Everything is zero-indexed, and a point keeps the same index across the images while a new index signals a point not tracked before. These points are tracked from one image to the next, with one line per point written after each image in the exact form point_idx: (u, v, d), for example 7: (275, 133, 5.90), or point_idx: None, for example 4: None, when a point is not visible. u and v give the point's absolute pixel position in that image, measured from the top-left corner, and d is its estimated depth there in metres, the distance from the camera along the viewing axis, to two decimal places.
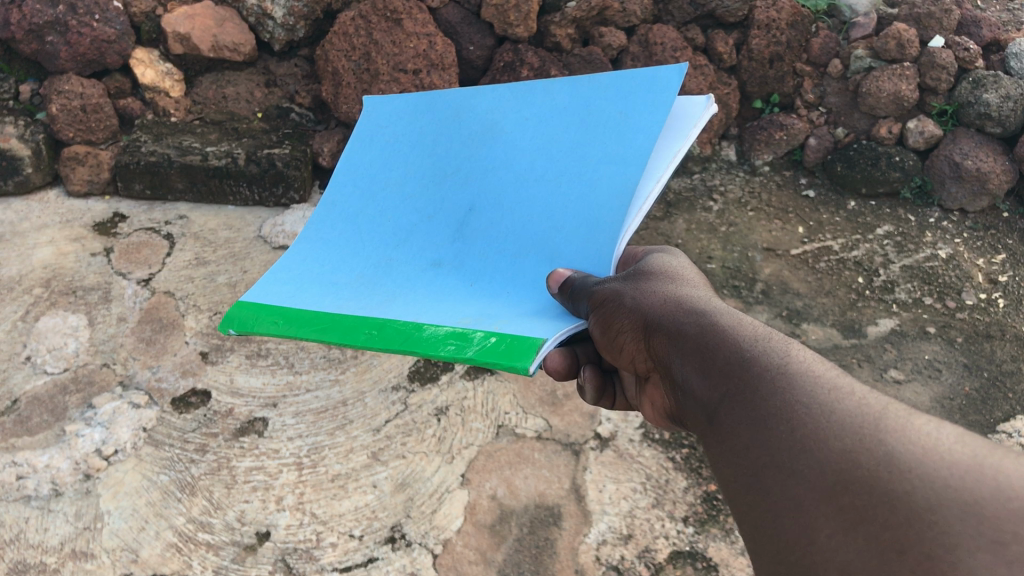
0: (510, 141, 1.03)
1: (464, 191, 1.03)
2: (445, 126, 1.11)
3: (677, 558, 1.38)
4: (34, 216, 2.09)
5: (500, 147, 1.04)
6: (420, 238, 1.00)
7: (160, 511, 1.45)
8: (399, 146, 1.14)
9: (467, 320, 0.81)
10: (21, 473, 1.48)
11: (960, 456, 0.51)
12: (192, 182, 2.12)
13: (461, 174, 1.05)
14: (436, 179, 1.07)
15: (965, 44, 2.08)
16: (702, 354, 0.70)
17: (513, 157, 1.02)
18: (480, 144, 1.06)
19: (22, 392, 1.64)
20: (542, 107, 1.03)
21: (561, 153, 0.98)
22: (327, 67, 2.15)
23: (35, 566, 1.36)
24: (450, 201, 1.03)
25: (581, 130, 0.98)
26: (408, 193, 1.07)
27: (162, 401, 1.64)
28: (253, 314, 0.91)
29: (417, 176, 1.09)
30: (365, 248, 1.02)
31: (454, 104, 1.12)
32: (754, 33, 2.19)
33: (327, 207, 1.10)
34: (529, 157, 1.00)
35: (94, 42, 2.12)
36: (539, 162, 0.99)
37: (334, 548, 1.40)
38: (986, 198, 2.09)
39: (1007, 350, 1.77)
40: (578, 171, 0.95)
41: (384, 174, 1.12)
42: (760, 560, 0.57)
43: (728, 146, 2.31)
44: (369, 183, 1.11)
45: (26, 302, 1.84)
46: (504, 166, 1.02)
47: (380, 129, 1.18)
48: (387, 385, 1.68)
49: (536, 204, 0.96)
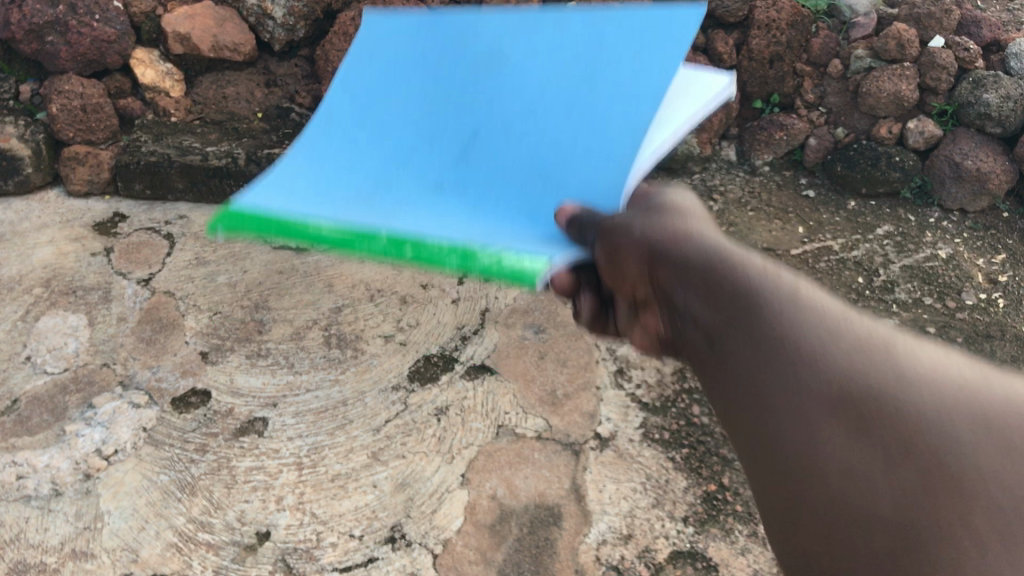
0: (531, 69, 0.89)
1: (470, 116, 0.88)
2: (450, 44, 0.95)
3: (677, 558, 1.38)
4: (34, 216, 2.09)
5: (510, 77, 0.90)
6: (418, 163, 0.86)
7: (160, 511, 1.45)
8: (395, 63, 0.97)
9: (480, 240, 0.70)
10: (21, 473, 1.49)
11: (961, 375, 0.55)
12: (192, 181, 2.11)
13: (469, 101, 0.90)
14: (441, 102, 0.91)
15: (965, 44, 2.08)
16: (708, 280, 0.66)
17: (530, 87, 0.89)
18: (491, 71, 0.91)
19: (22, 392, 1.65)
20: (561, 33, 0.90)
21: (580, 89, 0.85)
22: (327, 67, 2.15)
23: (35, 566, 1.36)
24: (452, 126, 0.88)
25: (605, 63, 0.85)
26: (408, 114, 0.92)
27: (161, 401, 1.64)
28: (229, 209, 0.77)
29: (416, 99, 0.93)
30: (360, 164, 0.87)
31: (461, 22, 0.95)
32: (755, 33, 2.19)
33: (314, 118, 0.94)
34: (546, 91, 0.87)
35: (95, 42, 2.11)
36: (555, 97, 0.86)
37: (334, 548, 1.40)
38: (986, 199, 2.09)
39: (1006, 351, 1.77)
40: (600, 107, 0.83)
41: (382, 93, 0.95)
42: (756, 470, 0.59)
43: (728, 146, 2.29)
44: (364, 101, 0.95)
45: (26, 302, 1.84)
46: (516, 94, 0.89)
47: (377, 42, 1.00)
48: (387, 385, 1.67)
49: (555, 139, 0.83)
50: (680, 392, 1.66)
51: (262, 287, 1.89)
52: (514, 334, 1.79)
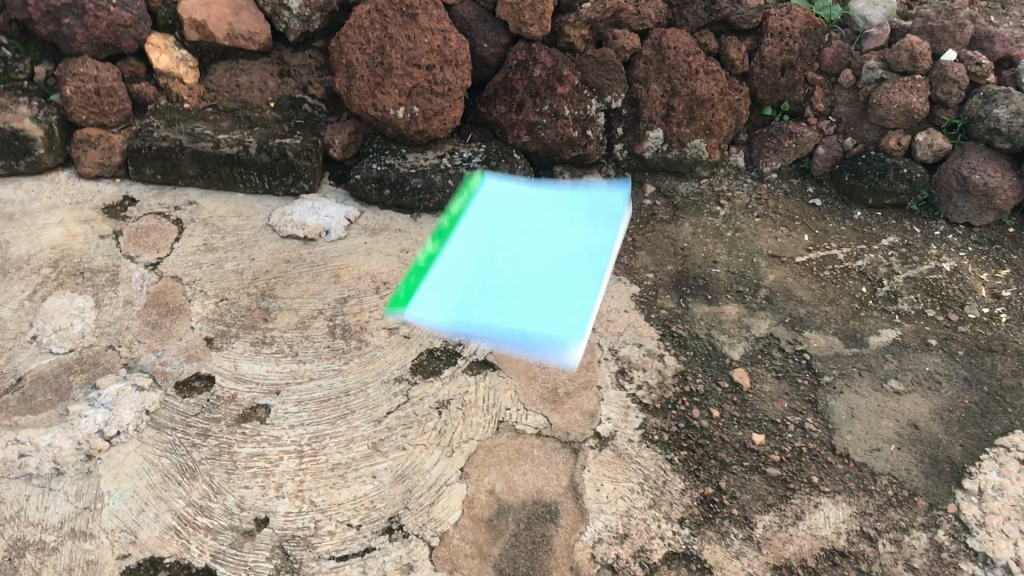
0: (541, 229, 1.05)
1: (502, 281, 0.97)
2: (530, 226, 1.06)
3: (672, 559, 1.39)
4: (44, 197, 2.10)
5: (533, 271, 1.00)
6: (497, 249, 1.01)
7: (160, 494, 1.46)
8: (513, 213, 1.07)
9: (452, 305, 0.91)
10: (24, 451, 1.50)
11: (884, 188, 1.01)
12: (203, 168, 2.12)
13: (519, 270, 0.99)
14: (530, 217, 1.07)
15: (978, 59, 2.07)
16: None
17: (567, 241, 1.04)
18: (530, 268, 1.00)
19: (27, 370, 1.66)
20: (561, 251, 1.03)
21: (546, 284, 0.98)
22: (340, 58, 2.12)
23: (34, 544, 1.37)
24: (493, 264, 0.98)
25: (575, 267, 1.00)
26: (510, 215, 1.07)
27: (166, 384, 1.65)
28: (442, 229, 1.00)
29: (523, 222, 1.06)
30: (471, 232, 1.02)
31: (541, 203, 1.08)
32: (768, 41, 2.19)
33: (480, 212, 1.06)
34: (534, 282, 0.98)
35: (110, 27, 2.10)
36: (534, 291, 0.97)
37: (332, 536, 1.41)
38: (992, 213, 2.10)
39: (1008, 365, 1.76)
40: (566, 302, 0.94)
41: (495, 237, 1.03)
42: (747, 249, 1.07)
43: (737, 152, 2.31)
44: (490, 218, 1.05)
45: (34, 281, 1.85)
46: (527, 279, 0.98)
47: (500, 211, 1.07)
48: (390, 376, 1.69)
49: (533, 307, 0.94)
50: (681, 395, 1.66)
51: (270, 274, 1.91)
52: None
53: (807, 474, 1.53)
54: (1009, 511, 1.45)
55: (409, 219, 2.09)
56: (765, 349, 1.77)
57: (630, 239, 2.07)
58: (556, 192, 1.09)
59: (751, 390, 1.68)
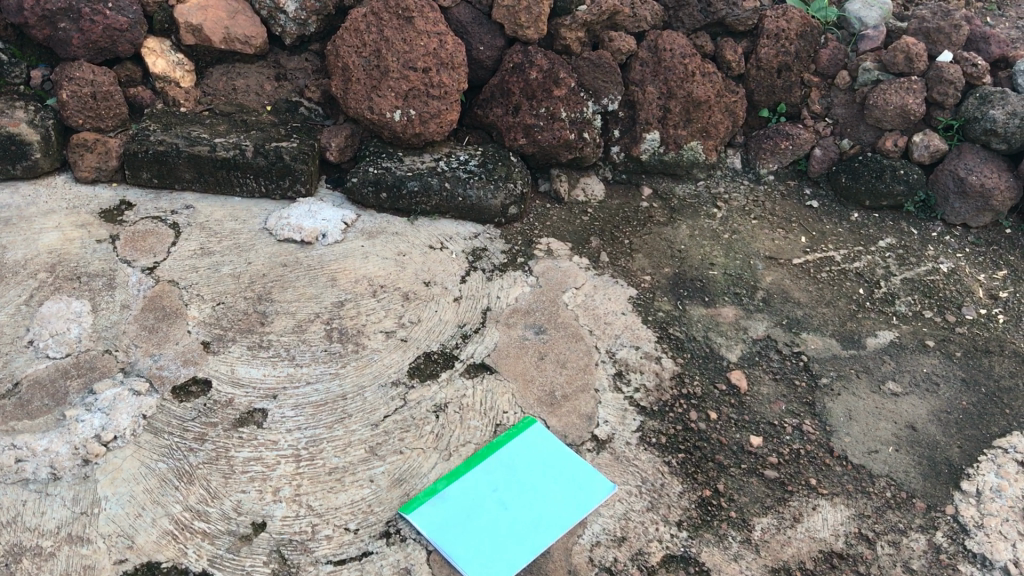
0: (541, 520, 1.46)
1: (516, 503, 1.49)
2: (539, 480, 1.52)
3: (669, 561, 1.40)
4: (40, 201, 2.10)
5: (540, 509, 1.48)
6: (493, 501, 1.49)
7: (157, 498, 1.46)
8: (523, 486, 1.52)
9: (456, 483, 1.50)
10: (20, 456, 1.49)
11: None
12: (199, 172, 2.12)
13: (524, 502, 1.49)
14: (548, 465, 1.54)
15: (973, 59, 2.08)
16: None
17: (555, 512, 1.46)
18: (529, 512, 1.48)
19: (23, 375, 1.65)
20: (543, 532, 1.44)
21: (525, 530, 1.45)
22: (337, 62, 2.11)
23: (31, 549, 1.37)
24: (504, 491, 1.51)
25: (542, 534, 1.43)
26: (507, 497, 1.50)
27: (162, 389, 1.64)
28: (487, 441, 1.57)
29: (519, 499, 1.50)
30: (491, 483, 1.52)
31: (551, 477, 1.52)
32: (763, 43, 2.19)
33: (511, 452, 1.56)
34: (509, 535, 1.44)
35: (106, 31, 2.10)
36: (511, 540, 1.43)
37: (329, 540, 1.41)
38: (988, 215, 2.10)
39: (1005, 366, 1.76)
40: (530, 539, 1.43)
41: (516, 470, 1.53)
42: None
43: (734, 154, 2.31)
44: (511, 479, 1.53)
45: (30, 286, 1.85)
46: (512, 537, 1.44)
47: (523, 463, 1.54)
48: (388, 380, 1.68)
49: (522, 525, 1.45)
50: (679, 398, 1.66)
51: (265, 277, 1.91)
52: (514, 334, 1.79)
53: (805, 476, 1.53)
54: (1008, 512, 1.46)
55: (406, 222, 2.09)
56: (763, 351, 1.77)
57: (627, 241, 2.08)
58: (571, 468, 1.53)
59: (748, 392, 1.68)
